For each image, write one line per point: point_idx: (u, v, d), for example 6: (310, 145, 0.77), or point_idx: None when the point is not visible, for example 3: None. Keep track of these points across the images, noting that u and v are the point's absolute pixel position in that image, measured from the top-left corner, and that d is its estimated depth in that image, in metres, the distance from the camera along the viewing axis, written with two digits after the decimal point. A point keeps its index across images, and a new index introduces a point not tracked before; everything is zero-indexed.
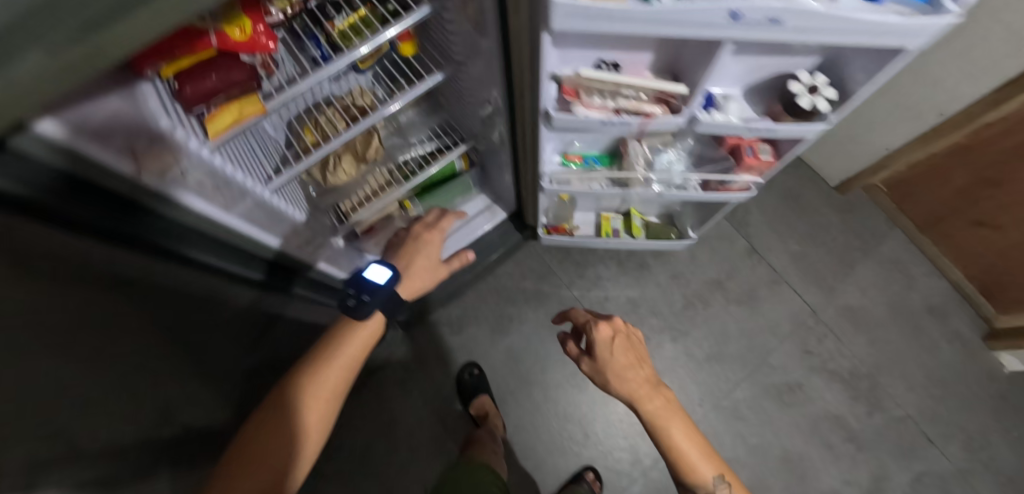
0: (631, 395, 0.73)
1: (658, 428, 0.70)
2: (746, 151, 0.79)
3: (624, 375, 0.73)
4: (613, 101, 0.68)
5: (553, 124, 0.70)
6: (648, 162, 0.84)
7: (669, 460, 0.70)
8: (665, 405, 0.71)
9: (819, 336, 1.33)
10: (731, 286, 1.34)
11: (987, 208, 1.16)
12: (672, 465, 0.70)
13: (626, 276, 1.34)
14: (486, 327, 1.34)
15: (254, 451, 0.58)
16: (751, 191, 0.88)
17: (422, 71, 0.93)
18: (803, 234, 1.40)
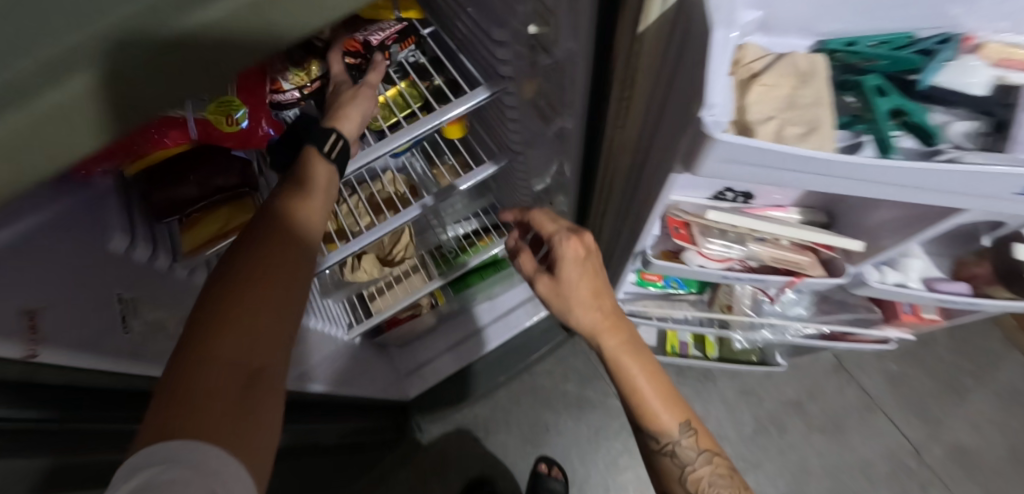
0: (596, 328, 0.53)
1: (620, 373, 0.54)
2: (903, 307, 0.60)
3: (583, 299, 0.52)
4: (741, 248, 0.51)
5: (655, 265, 0.53)
6: (755, 304, 0.67)
7: (630, 406, 0.55)
8: (624, 345, 0.53)
9: (926, 485, 1.06)
10: (813, 411, 1.10)
11: None
12: (635, 414, 0.55)
13: (686, 388, 1.12)
14: (517, 435, 1.12)
15: (234, 334, 0.35)
16: (888, 344, 0.70)
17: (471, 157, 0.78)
18: (901, 351, 1.16)
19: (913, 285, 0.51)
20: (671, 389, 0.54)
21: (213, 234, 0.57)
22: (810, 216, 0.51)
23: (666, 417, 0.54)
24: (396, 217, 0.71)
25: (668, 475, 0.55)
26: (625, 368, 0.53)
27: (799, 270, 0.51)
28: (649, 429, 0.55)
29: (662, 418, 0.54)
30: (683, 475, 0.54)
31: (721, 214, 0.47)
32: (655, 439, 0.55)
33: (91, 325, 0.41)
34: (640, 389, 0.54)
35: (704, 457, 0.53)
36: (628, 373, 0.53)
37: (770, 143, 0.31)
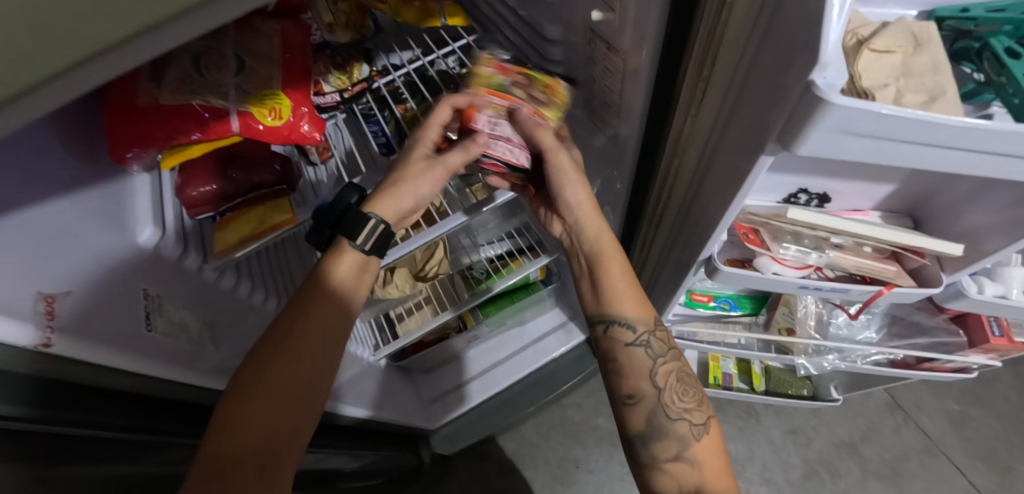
0: (583, 209, 0.51)
1: (598, 262, 0.51)
2: (993, 329, 0.55)
3: (572, 173, 0.49)
4: (820, 254, 0.46)
5: (723, 275, 0.48)
6: (820, 325, 0.62)
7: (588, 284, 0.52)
8: (605, 233, 0.51)
9: None
10: (870, 454, 1.01)
11: None
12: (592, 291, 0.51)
13: (728, 425, 1.04)
14: (544, 472, 1.05)
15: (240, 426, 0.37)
16: (973, 373, 0.63)
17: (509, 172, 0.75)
18: (962, 390, 1.07)
19: (1015, 297, 0.46)
20: (642, 290, 0.52)
21: (248, 234, 0.52)
22: (890, 220, 0.47)
23: (633, 307, 0.50)
24: (431, 229, 0.67)
25: (633, 372, 0.50)
26: (608, 260, 0.51)
27: (887, 280, 0.45)
28: (614, 315, 0.50)
29: (630, 307, 0.50)
30: (653, 370, 0.50)
31: (801, 211, 0.42)
32: (607, 324, 0.51)
33: (111, 319, 0.36)
34: (611, 280, 0.51)
35: (666, 359, 0.50)
36: (608, 263, 0.51)
37: (889, 107, 0.27)
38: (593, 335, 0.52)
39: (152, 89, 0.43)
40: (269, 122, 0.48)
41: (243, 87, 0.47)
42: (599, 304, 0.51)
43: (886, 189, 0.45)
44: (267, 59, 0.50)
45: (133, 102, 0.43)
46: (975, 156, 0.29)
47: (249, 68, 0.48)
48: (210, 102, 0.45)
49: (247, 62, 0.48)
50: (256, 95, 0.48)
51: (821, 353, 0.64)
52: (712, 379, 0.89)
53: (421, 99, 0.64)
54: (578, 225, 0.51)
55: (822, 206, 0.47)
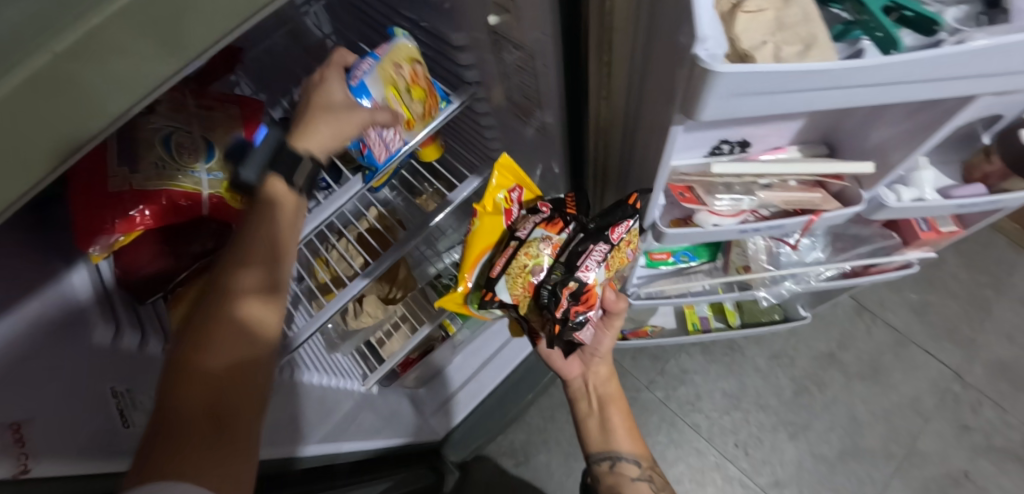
0: (603, 367, 0.72)
1: (608, 404, 0.71)
2: (921, 225, 0.60)
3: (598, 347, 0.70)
4: (751, 198, 0.49)
5: (666, 239, 0.51)
6: (772, 257, 0.65)
7: (588, 424, 0.71)
8: (613, 385, 0.72)
9: (973, 405, 1.06)
10: (848, 359, 1.09)
11: None
12: (591, 429, 0.70)
13: (717, 364, 1.09)
14: (558, 452, 1.10)
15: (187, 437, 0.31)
16: (912, 268, 0.69)
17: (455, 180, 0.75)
18: (917, 281, 1.15)
19: (931, 198, 0.50)
20: (638, 434, 0.71)
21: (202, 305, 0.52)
22: (807, 152, 0.50)
23: (634, 448, 0.69)
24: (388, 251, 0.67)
25: None
26: (613, 405, 0.71)
27: (814, 208, 0.48)
28: (616, 451, 0.68)
29: (629, 446, 0.69)
30: None
31: (725, 165, 0.45)
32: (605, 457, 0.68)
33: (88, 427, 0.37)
34: (615, 422, 0.70)
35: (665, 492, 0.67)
36: (612, 405, 0.71)
37: (768, 66, 0.29)
38: (597, 471, 0.68)
39: (126, 174, 0.47)
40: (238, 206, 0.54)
41: (215, 173, 0.53)
42: (605, 442, 0.69)
43: (797, 125, 0.48)
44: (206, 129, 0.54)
45: (105, 188, 0.46)
46: (852, 91, 0.32)
47: (217, 150, 0.55)
48: (184, 187, 0.50)
49: (214, 145, 0.54)
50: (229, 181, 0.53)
51: (778, 282, 0.67)
52: (691, 326, 0.93)
53: None
54: (596, 376, 0.72)
55: (744, 150, 0.49)
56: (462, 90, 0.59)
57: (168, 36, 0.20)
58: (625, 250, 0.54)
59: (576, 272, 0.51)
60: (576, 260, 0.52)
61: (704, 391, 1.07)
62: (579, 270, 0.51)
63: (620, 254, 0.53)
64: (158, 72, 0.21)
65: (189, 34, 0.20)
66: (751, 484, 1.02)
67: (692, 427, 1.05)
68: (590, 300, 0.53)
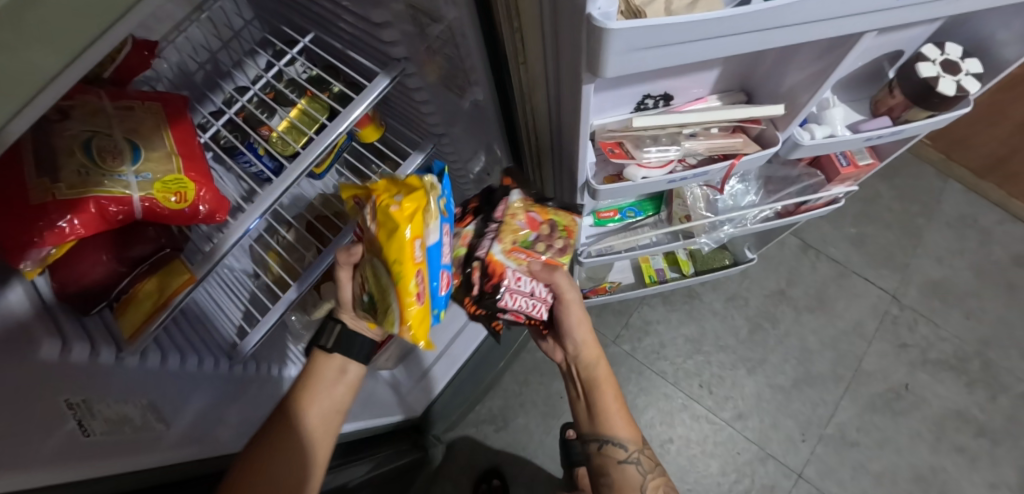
0: (584, 345, 0.69)
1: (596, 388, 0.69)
2: (840, 161, 0.62)
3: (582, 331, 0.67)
4: (678, 148, 0.51)
5: (599, 196, 0.53)
6: (710, 205, 0.69)
7: (579, 407, 0.71)
8: (601, 367, 0.70)
9: (909, 324, 1.15)
10: (795, 294, 1.17)
11: None
12: (581, 411, 0.71)
13: (677, 312, 1.16)
14: (536, 412, 1.18)
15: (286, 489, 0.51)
16: (839, 202, 0.73)
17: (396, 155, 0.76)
18: (855, 216, 1.23)
19: (842, 134, 0.53)
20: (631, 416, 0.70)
21: (151, 310, 0.53)
22: (726, 100, 0.52)
23: (630, 433, 0.68)
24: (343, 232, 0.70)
25: (627, 485, 0.66)
26: (602, 388, 0.69)
27: (736, 152, 0.50)
28: (617, 439, 0.68)
29: (622, 430, 0.68)
30: (643, 483, 0.66)
31: (647, 118, 0.47)
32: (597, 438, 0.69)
33: (49, 439, 0.38)
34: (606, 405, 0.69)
35: (651, 475, 0.67)
36: (602, 387, 0.69)
37: (661, 18, 0.31)
38: (589, 451, 0.69)
39: (47, 184, 0.45)
40: (173, 205, 0.53)
41: (144, 174, 0.51)
42: (593, 424, 0.69)
43: (714, 74, 0.49)
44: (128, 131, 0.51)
45: (26, 200, 0.44)
46: (746, 36, 0.34)
47: (144, 151, 0.53)
48: (111, 192, 0.48)
49: (139, 146, 0.52)
50: (159, 181, 0.52)
51: (717, 228, 0.71)
52: (647, 279, 0.98)
53: (281, 116, 0.65)
54: (579, 357, 0.70)
55: (668, 104, 0.51)
56: (391, 66, 0.58)
57: (55, 35, 0.19)
58: (516, 222, 0.59)
59: (471, 254, 0.58)
60: (472, 246, 0.60)
61: (666, 338, 1.14)
62: (475, 252, 0.58)
63: (511, 228, 0.58)
64: (49, 70, 0.20)
65: (75, 30, 0.19)
66: (716, 419, 1.10)
67: (659, 374, 1.12)
68: (496, 271, 0.56)
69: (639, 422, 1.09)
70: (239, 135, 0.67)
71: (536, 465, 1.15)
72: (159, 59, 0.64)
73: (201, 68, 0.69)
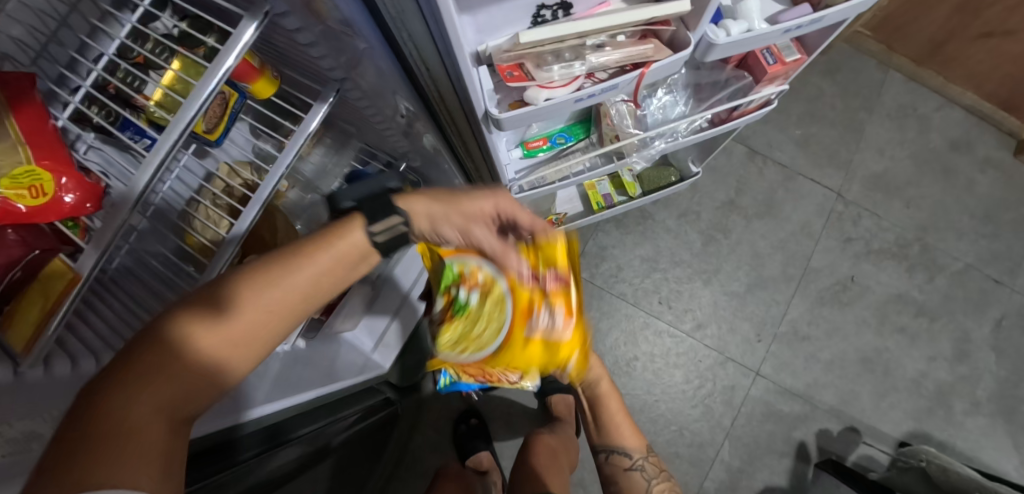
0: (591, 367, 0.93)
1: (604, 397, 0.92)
2: (766, 59, 0.59)
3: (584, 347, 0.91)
4: (582, 63, 0.46)
5: (504, 127, 0.48)
6: (638, 121, 0.64)
7: (601, 426, 0.91)
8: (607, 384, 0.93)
9: (854, 218, 1.18)
10: (745, 202, 1.17)
11: (994, 15, 0.97)
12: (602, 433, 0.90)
13: (631, 234, 1.16)
14: None
15: (275, 317, 0.42)
16: (772, 104, 0.70)
17: (298, 110, 0.68)
18: (800, 117, 1.21)
19: (759, 28, 0.49)
20: (639, 434, 0.90)
21: (40, 318, 0.47)
22: (633, 2, 0.46)
23: (636, 440, 0.89)
24: (259, 191, 0.66)
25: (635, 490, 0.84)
26: (611, 402, 0.91)
27: (646, 60, 0.46)
28: (625, 449, 0.88)
29: (632, 443, 0.88)
30: (648, 486, 0.83)
31: (539, 32, 0.42)
32: (616, 453, 0.88)
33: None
34: (619, 423, 0.90)
35: (654, 479, 0.84)
36: (609, 400, 0.91)
37: None
38: (602, 459, 0.90)
39: None
40: (30, 201, 0.46)
41: None
42: (614, 440, 0.89)
43: None
44: None
45: None
46: None
47: None
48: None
49: None
50: (7, 176, 0.45)
51: (649, 144, 0.68)
52: (595, 206, 0.95)
53: (154, 84, 0.58)
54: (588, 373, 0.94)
55: (568, 13, 0.46)
56: (254, 7, 0.50)
57: None
58: None
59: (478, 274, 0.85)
60: None
61: (622, 261, 1.15)
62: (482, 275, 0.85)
63: None
64: None
65: None
66: (676, 332, 1.14)
67: (619, 296, 1.14)
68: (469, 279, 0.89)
69: (604, 344, 1.12)
70: (113, 110, 0.60)
71: (511, 398, 1.19)
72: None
73: (52, 38, 0.58)
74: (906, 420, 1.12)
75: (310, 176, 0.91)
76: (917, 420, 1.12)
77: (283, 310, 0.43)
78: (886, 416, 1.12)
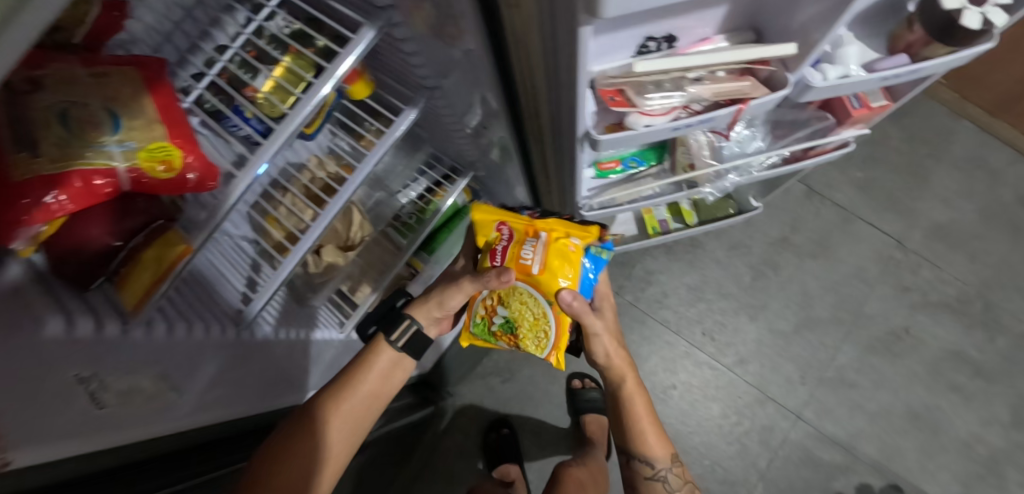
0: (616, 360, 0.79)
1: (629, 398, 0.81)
2: (853, 103, 0.59)
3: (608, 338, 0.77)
4: (682, 94, 0.48)
5: (598, 148, 0.50)
6: (715, 152, 0.66)
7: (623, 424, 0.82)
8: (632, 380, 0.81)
9: (912, 268, 1.15)
10: (799, 240, 1.16)
11: None
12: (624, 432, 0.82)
13: (680, 261, 1.16)
14: (541, 363, 1.21)
15: (352, 426, 0.65)
16: (848, 147, 0.70)
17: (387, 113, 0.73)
18: (862, 160, 1.20)
19: (856, 73, 0.50)
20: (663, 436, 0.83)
21: (150, 283, 0.51)
22: (734, 41, 0.49)
23: (662, 445, 0.82)
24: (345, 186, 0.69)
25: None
26: (636, 403, 0.81)
27: (743, 97, 0.48)
28: (649, 456, 0.81)
29: (658, 448, 0.81)
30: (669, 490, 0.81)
31: (649, 63, 0.44)
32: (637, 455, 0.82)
33: (54, 414, 0.41)
34: (643, 424, 0.81)
35: (677, 486, 0.82)
36: (634, 400, 0.81)
37: None
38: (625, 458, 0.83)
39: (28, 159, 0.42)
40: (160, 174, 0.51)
41: (127, 143, 0.49)
42: (640, 447, 0.81)
43: (721, 11, 0.46)
44: (107, 100, 0.48)
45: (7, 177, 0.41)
46: None
47: (125, 118, 0.50)
48: (95, 164, 0.46)
49: (120, 115, 0.49)
50: (144, 149, 0.49)
51: (722, 176, 0.69)
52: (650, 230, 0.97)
53: (265, 76, 0.63)
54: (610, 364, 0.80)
55: (672, 46, 0.48)
56: (376, 17, 0.55)
57: None
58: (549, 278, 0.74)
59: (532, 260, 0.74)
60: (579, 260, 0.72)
61: (668, 287, 1.15)
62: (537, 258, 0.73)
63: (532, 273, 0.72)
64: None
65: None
66: (717, 365, 1.12)
67: (662, 322, 1.14)
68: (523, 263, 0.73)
69: (643, 369, 1.12)
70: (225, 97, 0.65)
71: (543, 411, 1.20)
72: (132, 20, 0.61)
73: (178, 29, 0.66)
74: (954, 484, 1.06)
75: (379, 176, 0.95)
76: (967, 485, 1.06)
77: (364, 406, 0.67)
78: (933, 477, 1.07)
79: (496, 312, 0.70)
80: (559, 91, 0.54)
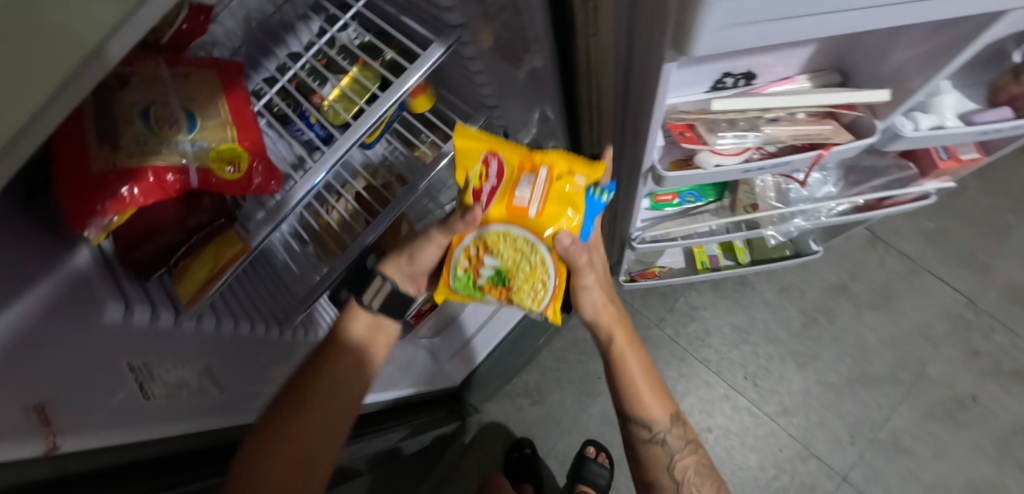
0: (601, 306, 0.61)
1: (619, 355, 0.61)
2: (939, 152, 0.56)
3: (596, 288, 0.59)
4: (756, 134, 0.46)
5: (663, 183, 0.49)
6: (781, 194, 0.63)
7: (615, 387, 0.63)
8: (622, 331, 0.62)
9: (985, 330, 1.05)
10: (859, 289, 1.09)
11: None
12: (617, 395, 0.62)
13: (726, 299, 1.11)
14: (571, 390, 1.18)
15: (333, 411, 0.52)
16: (931, 198, 0.65)
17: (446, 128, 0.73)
18: (935, 209, 1.11)
19: (951, 125, 0.47)
20: (666, 394, 0.63)
21: (205, 279, 0.52)
22: (819, 82, 0.46)
23: (663, 406, 0.62)
24: None
25: (656, 467, 0.62)
26: (628, 359, 0.61)
27: (825, 142, 0.45)
28: (646, 419, 0.62)
29: (658, 411, 0.61)
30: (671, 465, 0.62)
31: (728, 101, 0.42)
32: (635, 425, 0.62)
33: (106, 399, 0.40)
34: (640, 387, 0.61)
35: (682, 453, 0.62)
36: (626, 356, 0.61)
37: None
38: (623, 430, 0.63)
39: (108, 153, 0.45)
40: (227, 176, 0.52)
41: (200, 143, 0.50)
42: (637, 411, 0.61)
43: (808, 51, 0.43)
44: (186, 101, 0.51)
45: (88, 169, 0.44)
46: (854, 12, 0.29)
47: (200, 119, 0.52)
48: (169, 161, 0.47)
49: (195, 115, 0.51)
50: (214, 150, 0.51)
51: (787, 220, 0.65)
52: (699, 266, 0.93)
53: (332, 85, 0.64)
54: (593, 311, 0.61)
55: (749, 84, 0.46)
56: (447, 35, 0.53)
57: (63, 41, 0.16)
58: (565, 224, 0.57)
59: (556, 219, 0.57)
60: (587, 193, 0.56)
61: (712, 325, 1.10)
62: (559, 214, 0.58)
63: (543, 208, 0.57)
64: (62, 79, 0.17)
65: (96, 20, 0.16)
66: (759, 413, 1.06)
67: (702, 361, 1.09)
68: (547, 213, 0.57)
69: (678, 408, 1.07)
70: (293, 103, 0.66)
71: (568, 440, 1.16)
72: (215, 23, 0.62)
73: (254, 32, 0.66)
74: None
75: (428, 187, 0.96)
76: None
77: (345, 392, 0.53)
78: None
79: (482, 264, 0.52)
80: (624, 121, 0.53)
